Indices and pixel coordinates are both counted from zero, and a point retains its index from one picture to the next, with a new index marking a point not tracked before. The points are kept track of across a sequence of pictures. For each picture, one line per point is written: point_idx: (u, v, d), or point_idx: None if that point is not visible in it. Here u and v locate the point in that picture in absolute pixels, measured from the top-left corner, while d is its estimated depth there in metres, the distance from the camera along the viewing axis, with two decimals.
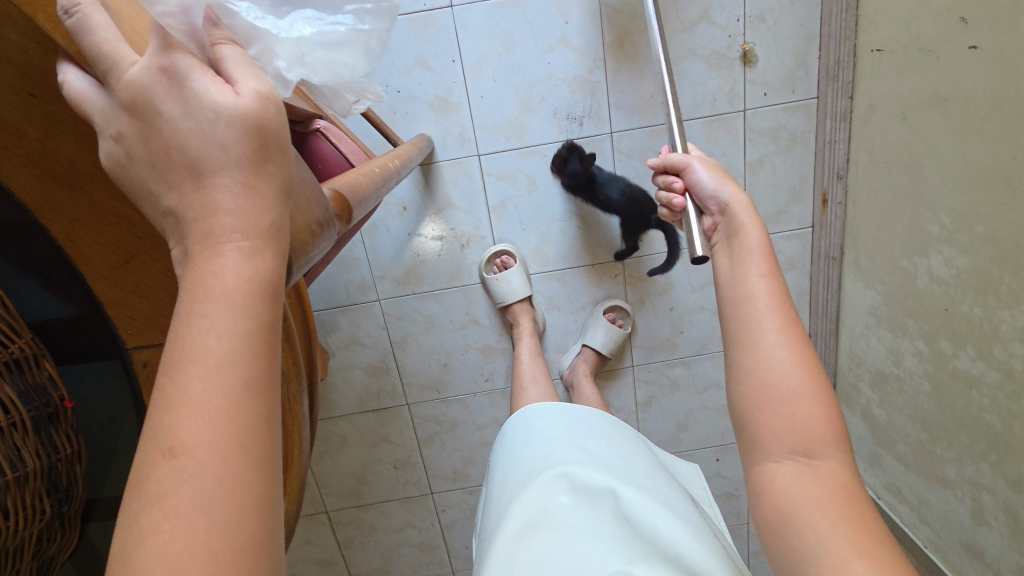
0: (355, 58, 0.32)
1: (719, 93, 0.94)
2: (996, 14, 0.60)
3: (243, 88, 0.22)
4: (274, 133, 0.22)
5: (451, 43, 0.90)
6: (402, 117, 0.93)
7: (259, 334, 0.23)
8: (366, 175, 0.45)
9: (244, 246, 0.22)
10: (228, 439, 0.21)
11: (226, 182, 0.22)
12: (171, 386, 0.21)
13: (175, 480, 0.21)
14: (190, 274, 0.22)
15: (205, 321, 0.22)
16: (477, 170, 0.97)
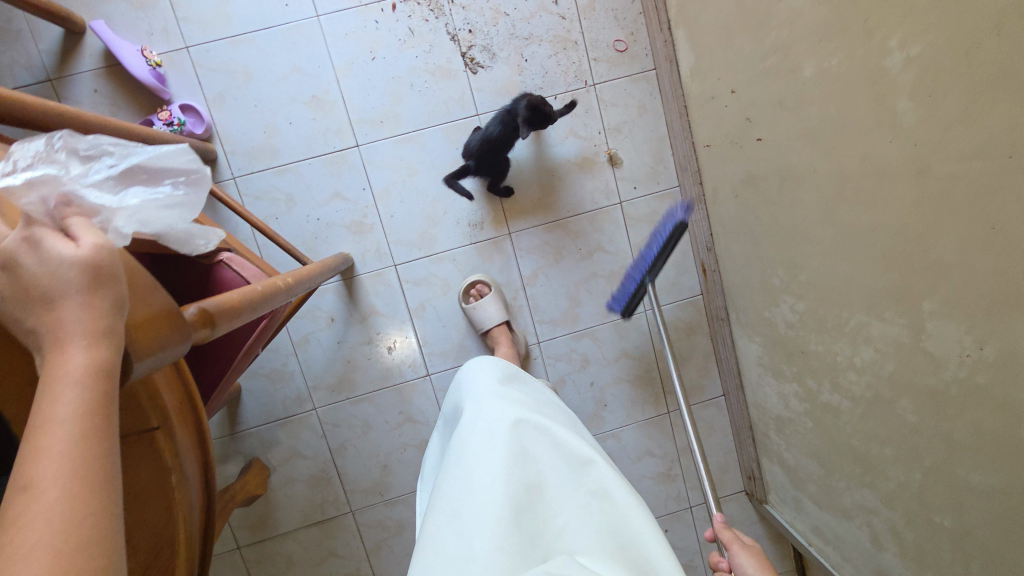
0: (177, 214, 0.42)
1: (595, 191, 1.10)
2: (766, 112, 0.77)
3: (85, 242, 0.32)
4: (106, 268, 0.32)
5: (360, 175, 1.05)
6: (322, 240, 1.06)
7: (100, 402, 0.30)
8: (245, 292, 0.55)
9: (85, 343, 0.30)
10: (74, 475, 0.28)
11: (72, 305, 0.31)
12: (29, 444, 0.28)
13: (25, 505, 0.27)
14: (47, 367, 0.30)
15: (54, 397, 0.29)
16: (395, 279, 1.08)
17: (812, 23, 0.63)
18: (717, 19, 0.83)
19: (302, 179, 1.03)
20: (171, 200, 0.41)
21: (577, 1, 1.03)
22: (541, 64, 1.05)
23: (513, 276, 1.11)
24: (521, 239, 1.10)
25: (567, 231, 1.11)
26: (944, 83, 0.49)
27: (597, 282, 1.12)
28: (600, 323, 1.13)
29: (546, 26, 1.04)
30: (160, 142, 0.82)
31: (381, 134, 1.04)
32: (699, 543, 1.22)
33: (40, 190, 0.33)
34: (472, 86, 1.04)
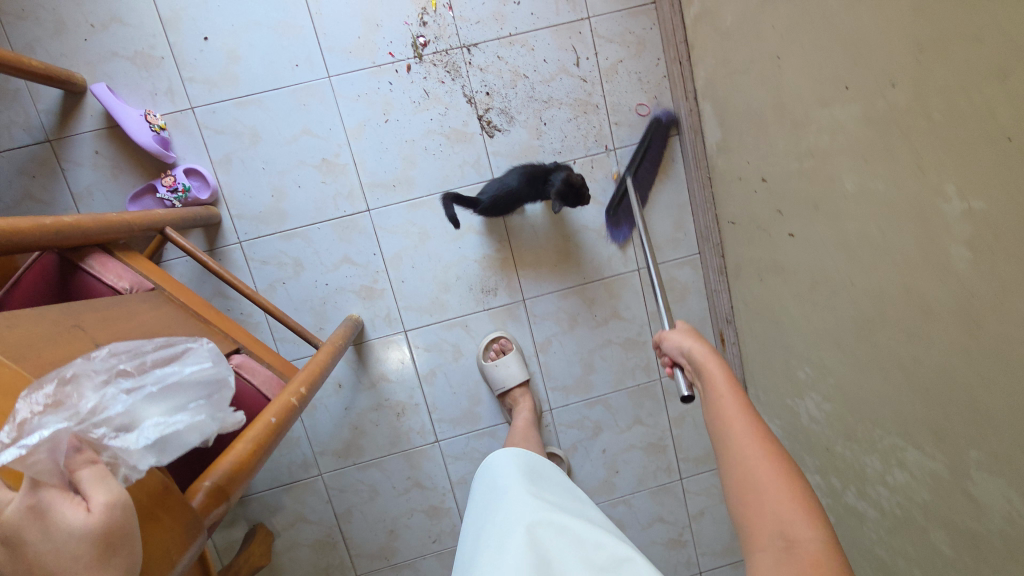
0: (199, 422, 0.39)
1: (612, 258, 1.06)
2: (800, 211, 0.74)
3: (95, 504, 0.32)
4: (116, 532, 0.32)
5: (371, 240, 1.02)
6: (331, 306, 1.03)
7: None
8: (261, 433, 0.51)
9: None
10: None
11: None
12: None
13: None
14: None
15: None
16: (405, 344, 1.06)
17: (856, 143, 0.60)
18: (748, 105, 0.80)
19: (312, 244, 1.00)
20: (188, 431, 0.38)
21: (599, 63, 0.99)
22: (560, 128, 1.01)
23: (525, 341, 1.08)
24: (534, 305, 1.07)
25: (583, 297, 1.08)
26: (1004, 246, 0.46)
27: (611, 349, 1.10)
28: (614, 390, 1.11)
29: (566, 89, 1.00)
30: (166, 226, 0.79)
31: (394, 199, 1.00)
32: None
33: (46, 440, 0.32)
34: (489, 150, 1.00)
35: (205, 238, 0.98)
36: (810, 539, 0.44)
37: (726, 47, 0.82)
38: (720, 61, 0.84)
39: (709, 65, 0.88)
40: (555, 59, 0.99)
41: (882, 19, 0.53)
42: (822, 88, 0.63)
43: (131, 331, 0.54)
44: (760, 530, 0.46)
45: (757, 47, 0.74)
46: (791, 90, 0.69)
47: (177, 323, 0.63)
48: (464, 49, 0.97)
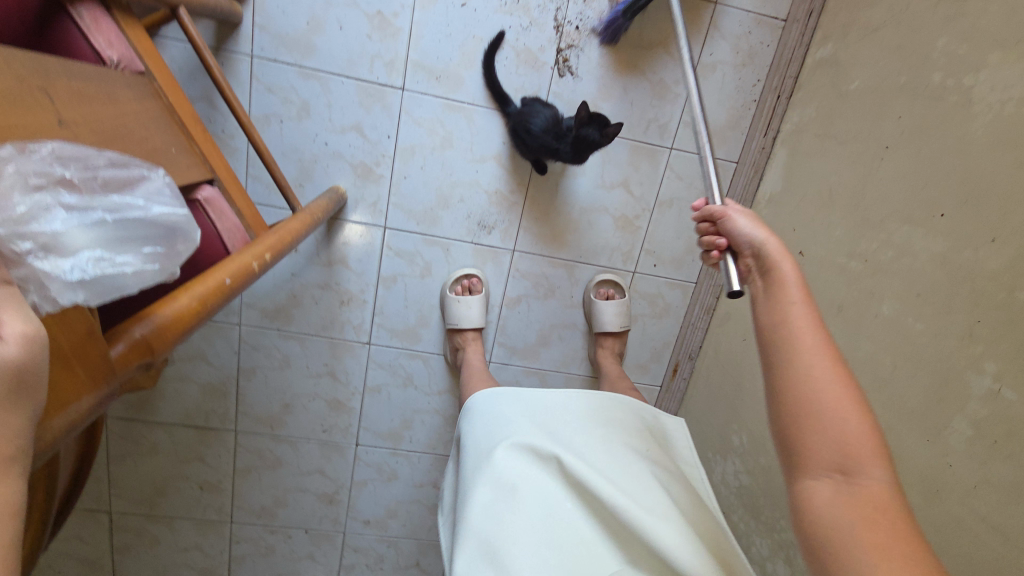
0: (141, 274, 0.31)
1: (615, 251, 1.03)
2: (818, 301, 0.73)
3: (9, 333, 0.23)
4: (30, 378, 0.24)
5: (391, 122, 0.92)
6: (320, 167, 0.93)
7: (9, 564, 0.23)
8: (203, 288, 0.44)
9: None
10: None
11: None
12: None
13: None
14: None
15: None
16: (379, 240, 0.99)
17: (918, 276, 0.58)
18: (825, 177, 0.75)
19: (329, 95, 0.89)
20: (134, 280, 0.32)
21: (702, 56, 0.91)
22: (631, 101, 0.93)
23: (496, 290, 1.04)
24: (520, 261, 1.03)
25: (569, 273, 1.04)
26: (1010, 448, 0.46)
27: (571, 333, 1.08)
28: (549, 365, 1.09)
29: (656, 65, 0.92)
30: (179, 7, 0.67)
31: (434, 90, 0.91)
32: None
33: None
34: (551, 88, 0.92)
35: (216, 33, 0.85)
36: (874, 476, 0.43)
37: (836, 109, 0.76)
38: (820, 119, 0.79)
39: (807, 116, 0.82)
40: (661, 28, 0.90)
41: (1020, 176, 0.49)
42: (914, 206, 0.60)
43: (106, 123, 0.45)
44: (816, 456, 0.45)
45: (870, 127, 0.69)
46: (881, 188, 0.65)
47: (158, 127, 0.53)
48: None
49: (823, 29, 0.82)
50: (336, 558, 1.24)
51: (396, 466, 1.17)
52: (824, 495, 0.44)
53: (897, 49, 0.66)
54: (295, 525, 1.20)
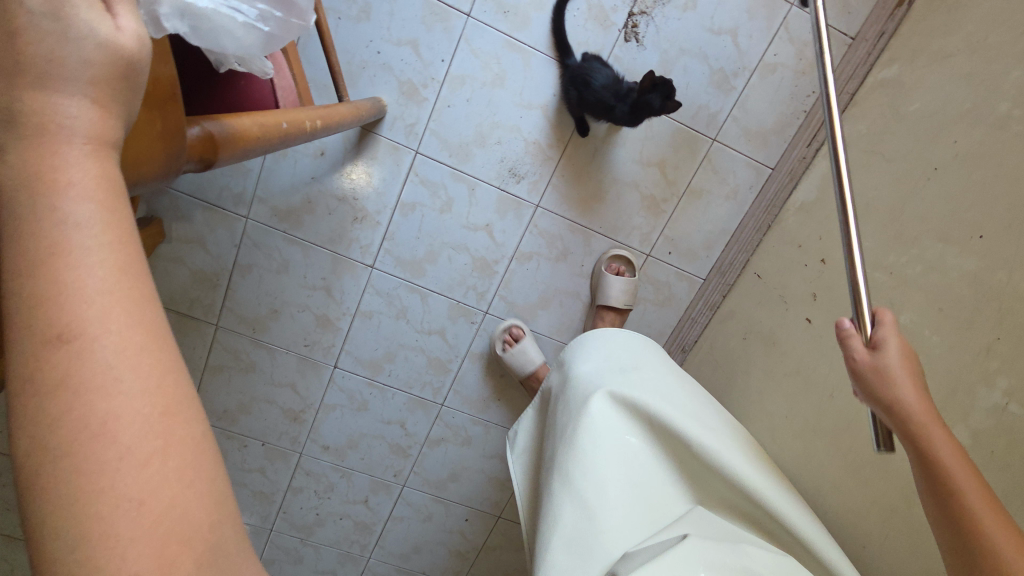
0: (245, 37, 0.36)
1: (636, 230, 1.03)
2: (832, 308, 0.74)
3: (124, 25, 0.24)
4: (133, 74, 0.24)
5: (449, 46, 0.90)
6: (367, 75, 0.91)
7: (132, 279, 0.23)
8: (256, 118, 0.43)
9: (89, 201, 0.23)
10: (121, 308, 0.23)
11: (74, 149, 0.22)
12: (56, 311, 0.21)
13: (75, 363, 0.21)
14: (20, 228, 0.22)
15: (54, 139, 0.22)
16: (408, 164, 0.97)
17: (949, 291, 0.59)
18: (863, 191, 0.77)
19: (393, 4, 0.88)
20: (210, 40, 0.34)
21: (765, 55, 0.92)
22: (689, 82, 0.93)
23: (510, 242, 1.03)
24: (541, 218, 1.02)
25: (585, 242, 1.04)
26: (1008, 459, 0.50)
27: (573, 302, 1.08)
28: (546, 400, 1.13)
29: (720, 52, 0.91)
30: None
31: (498, 25, 0.90)
32: (484, 544, 1.30)
33: None
34: (613, 50, 0.91)
35: None
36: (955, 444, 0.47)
37: (889, 128, 0.77)
38: (871, 136, 0.80)
39: (856, 132, 0.83)
40: (735, 17, 0.89)
41: None
42: (952, 225, 0.61)
43: None
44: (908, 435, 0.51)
45: (922, 148, 0.70)
46: (922, 206, 0.66)
47: None
48: None
49: (891, 52, 0.83)
50: (286, 478, 1.21)
51: (369, 398, 1.15)
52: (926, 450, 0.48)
53: (967, 77, 0.67)
54: (252, 436, 1.16)
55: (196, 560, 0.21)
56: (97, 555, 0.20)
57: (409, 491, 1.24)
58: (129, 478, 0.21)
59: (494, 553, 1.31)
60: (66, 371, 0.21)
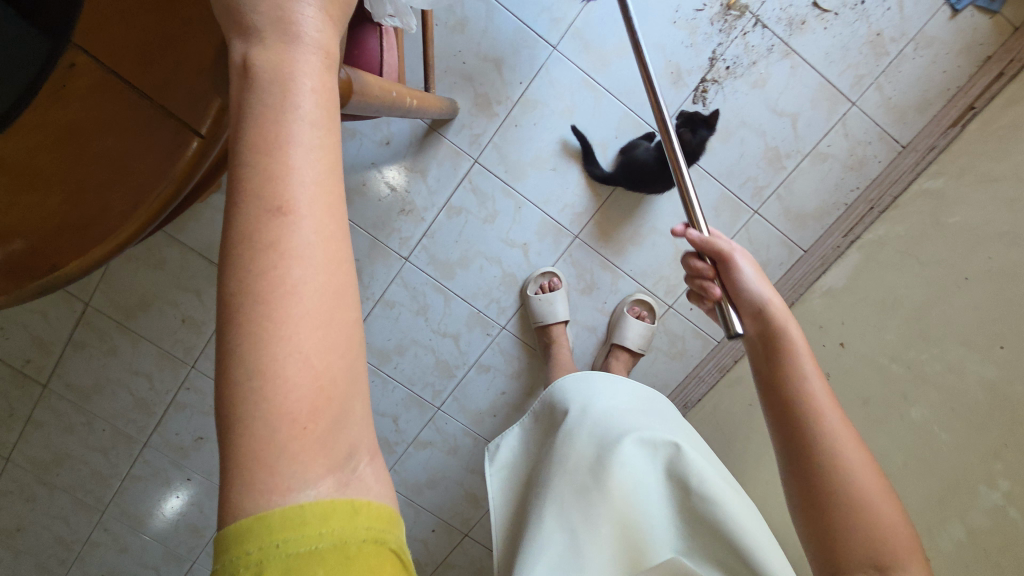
0: None
1: (663, 280, 1.06)
2: (848, 391, 0.77)
3: None
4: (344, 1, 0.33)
5: (529, 71, 0.96)
6: (448, 82, 0.96)
7: (333, 180, 0.29)
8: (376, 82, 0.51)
9: (314, 109, 0.29)
10: (323, 206, 0.28)
11: (307, 61, 0.29)
12: (274, 191, 0.27)
13: (284, 232, 0.26)
14: (259, 119, 0.27)
15: (290, 44, 0.29)
16: (464, 171, 1.01)
17: (961, 394, 0.63)
18: (893, 288, 0.80)
19: (487, 23, 0.94)
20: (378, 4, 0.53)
21: (819, 145, 0.97)
22: (745, 153, 0.98)
23: (542, 264, 1.06)
24: (577, 249, 1.05)
25: (613, 281, 1.07)
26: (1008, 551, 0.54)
27: (588, 337, 1.10)
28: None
29: (778, 131, 0.96)
30: None
31: (580, 62, 0.95)
32: (444, 560, 1.28)
33: None
34: (679, 109, 0.96)
35: None
36: (889, 518, 0.48)
37: (927, 235, 0.81)
38: (907, 240, 0.84)
39: (892, 231, 0.88)
40: (799, 103, 0.95)
41: None
42: (974, 332, 0.65)
43: None
44: (833, 509, 0.49)
45: (956, 258, 0.74)
46: (950, 311, 0.70)
47: None
48: (754, 19, 0.91)
49: (938, 165, 0.88)
50: None
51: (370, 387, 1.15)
52: (891, 513, 0.48)
53: (1009, 201, 0.71)
54: None
55: (327, 411, 0.26)
56: (265, 387, 0.25)
57: None
58: (302, 335, 0.26)
59: (451, 571, 1.29)
60: (275, 234, 0.26)
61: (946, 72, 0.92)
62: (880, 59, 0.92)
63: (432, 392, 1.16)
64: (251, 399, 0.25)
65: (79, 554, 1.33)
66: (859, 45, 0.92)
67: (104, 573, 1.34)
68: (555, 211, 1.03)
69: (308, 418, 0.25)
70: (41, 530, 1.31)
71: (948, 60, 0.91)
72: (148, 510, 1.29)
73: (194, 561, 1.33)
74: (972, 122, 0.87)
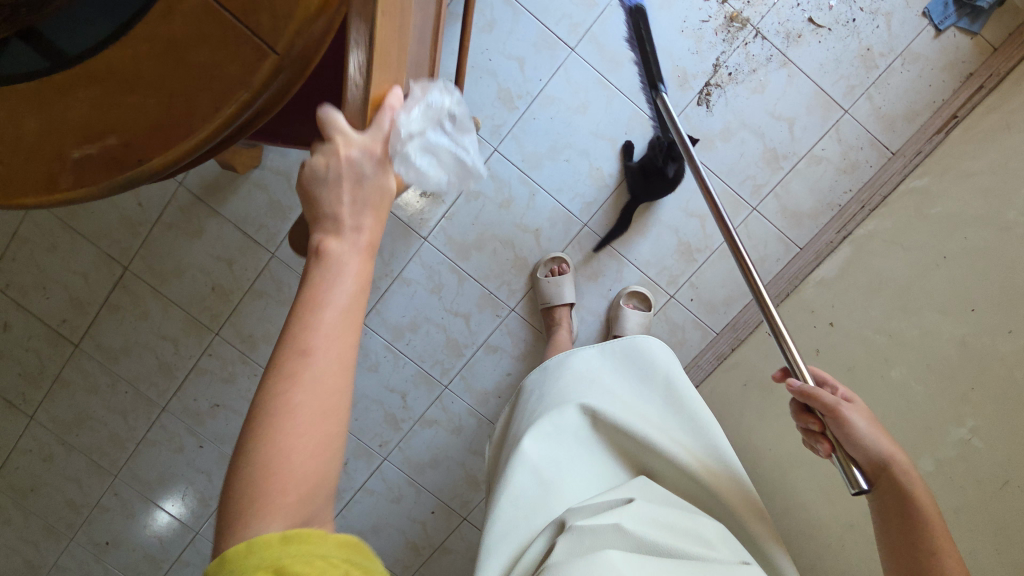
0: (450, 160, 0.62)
1: (666, 271, 1.12)
2: (835, 362, 0.81)
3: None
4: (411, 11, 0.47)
5: (549, 70, 1.05)
6: (475, 76, 1.06)
7: (348, 326, 0.45)
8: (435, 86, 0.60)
9: (350, 272, 0.46)
10: (338, 343, 0.44)
11: (354, 230, 0.48)
12: (306, 334, 0.43)
13: (311, 354, 0.42)
14: (310, 285, 0.45)
15: (346, 242, 0.47)
16: (485, 158, 1.10)
17: (936, 351, 0.69)
18: (879, 271, 0.86)
19: (513, 25, 1.04)
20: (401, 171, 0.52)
21: (814, 148, 1.04)
22: (745, 153, 1.05)
23: (552, 250, 1.13)
24: (586, 237, 1.12)
25: (618, 269, 1.13)
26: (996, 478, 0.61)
27: (592, 323, 1.16)
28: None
29: (776, 134, 1.04)
30: None
31: (595, 63, 1.05)
32: (442, 544, 1.30)
33: None
34: (684, 109, 1.04)
35: None
36: None
37: (911, 225, 0.87)
38: (894, 231, 0.90)
39: (881, 225, 0.94)
40: (796, 109, 1.03)
41: None
42: (949, 299, 0.71)
43: None
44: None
45: (937, 240, 0.80)
46: (930, 284, 0.75)
47: None
48: (755, 31, 1.01)
49: (924, 166, 0.95)
50: None
51: (382, 362, 1.21)
52: None
53: (985, 190, 0.78)
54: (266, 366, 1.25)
55: (302, 483, 0.39)
56: (269, 456, 0.39)
57: (388, 467, 1.28)
58: (298, 428, 0.40)
59: (448, 556, 1.30)
60: (304, 356, 0.42)
61: (931, 86, 1.00)
62: (870, 72, 1.01)
63: (441, 370, 1.21)
64: (256, 459, 0.39)
65: (88, 518, 1.36)
66: (850, 58, 1.01)
67: (109, 539, 1.37)
68: (566, 199, 1.11)
69: (279, 490, 0.38)
70: (55, 490, 1.35)
71: (932, 75, 1.00)
72: (158, 476, 1.33)
73: (198, 531, 1.36)
74: (954, 129, 0.94)
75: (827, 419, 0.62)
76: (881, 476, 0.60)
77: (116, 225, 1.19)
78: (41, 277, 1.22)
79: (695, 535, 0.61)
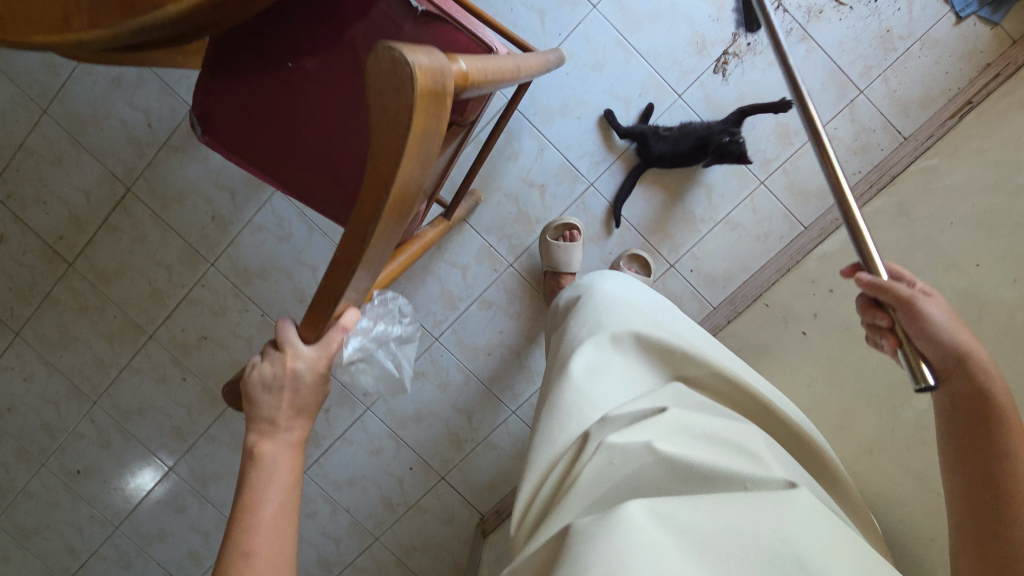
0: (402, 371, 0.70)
1: (668, 238, 1.12)
2: (831, 323, 0.81)
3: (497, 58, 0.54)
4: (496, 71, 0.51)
5: (569, 24, 1.06)
6: (494, 25, 1.07)
7: (287, 505, 0.44)
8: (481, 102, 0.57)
9: (289, 444, 0.46)
10: (277, 531, 0.42)
11: (292, 421, 0.47)
12: (243, 538, 0.41)
13: (245, 556, 0.41)
14: (246, 480, 0.44)
15: (277, 432, 0.46)
16: (496, 109, 1.10)
17: None
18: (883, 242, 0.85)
19: None
20: (338, 372, 0.62)
21: (826, 126, 1.04)
22: (756, 124, 1.06)
23: (556, 208, 1.13)
24: (591, 197, 1.12)
25: (620, 233, 1.13)
26: None
27: None
28: (528, 394, 1.22)
29: (789, 108, 1.04)
30: None
31: (615, 21, 1.05)
32: (417, 502, 1.28)
33: None
34: (701, 76, 1.05)
35: None
36: None
37: (918, 199, 0.87)
38: (901, 205, 0.90)
39: (887, 202, 0.94)
40: (811, 84, 1.03)
41: None
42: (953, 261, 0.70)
43: None
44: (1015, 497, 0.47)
45: (944, 210, 0.79)
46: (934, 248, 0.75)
47: None
48: (777, 4, 1.02)
49: (936, 147, 0.94)
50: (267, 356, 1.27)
51: None
52: None
53: (996, 161, 0.77)
54: (258, 302, 1.24)
55: None
56: None
57: (370, 417, 1.26)
58: None
59: (421, 516, 1.28)
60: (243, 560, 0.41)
61: (948, 73, 1.00)
62: (888, 54, 1.01)
63: (432, 321, 1.20)
64: None
65: (62, 444, 1.35)
66: (869, 38, 1.01)
67: (81, 467, 1.36)
68: (574, 157, 1.11)
69: None
70: (32, 412, 1.34)
71: (950, 62, 1.00)
72: (137, 407, 1.32)
73: (171, 468, 1.35)
74: (969, 113, 0.94)
75: (898, 311, 0.55)
76: (954, 372, 0.53)
77: (125, 144, 1.20)
78: (43, 191, 1.23)
79: (739, 446, 0.55)
